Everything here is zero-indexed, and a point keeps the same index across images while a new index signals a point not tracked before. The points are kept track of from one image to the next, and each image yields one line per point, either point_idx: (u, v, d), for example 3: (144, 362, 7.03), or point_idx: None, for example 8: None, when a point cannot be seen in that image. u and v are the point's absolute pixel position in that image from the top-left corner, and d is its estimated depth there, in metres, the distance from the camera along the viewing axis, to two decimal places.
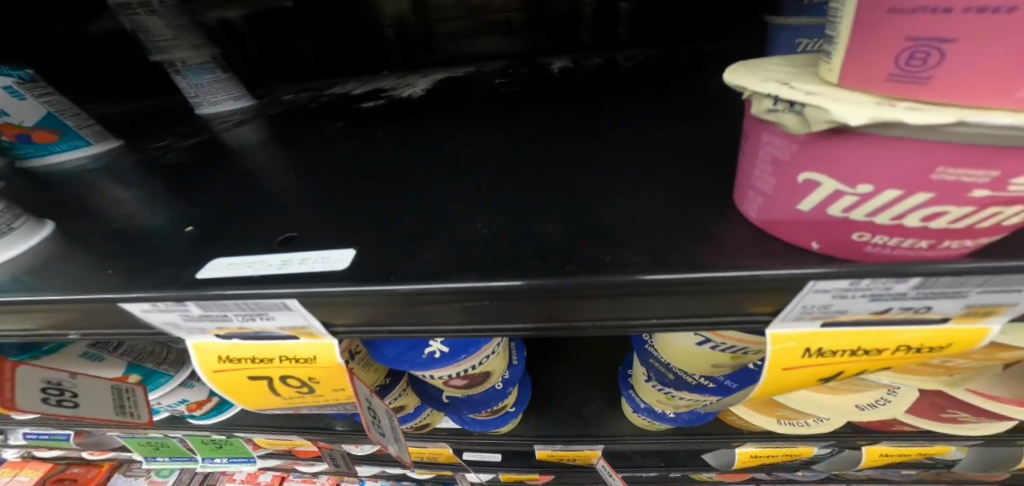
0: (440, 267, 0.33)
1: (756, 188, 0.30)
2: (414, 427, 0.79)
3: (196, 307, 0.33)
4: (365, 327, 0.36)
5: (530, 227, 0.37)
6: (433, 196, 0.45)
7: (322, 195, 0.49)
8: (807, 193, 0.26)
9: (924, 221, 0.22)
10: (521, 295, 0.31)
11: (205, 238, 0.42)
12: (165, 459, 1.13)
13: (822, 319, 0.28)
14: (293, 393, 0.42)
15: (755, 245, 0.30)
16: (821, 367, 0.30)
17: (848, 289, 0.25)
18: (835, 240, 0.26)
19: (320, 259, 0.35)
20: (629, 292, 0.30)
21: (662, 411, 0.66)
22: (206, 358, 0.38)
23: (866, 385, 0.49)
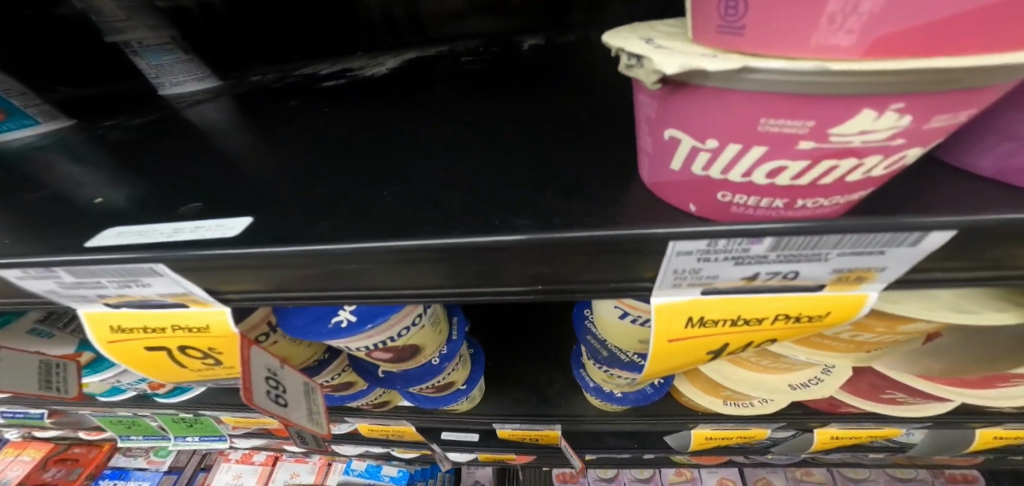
0: (332, 230, 0.31)
1: (643, 151, 0.30)
2: (371, 405, 0.80)
3: (68, 273, 0.33)
4: (263, 294, 0.36)
5: (434, 189, 0.35)
6: (350, 155, 0.43)
7: (242, 158, 0.47)
8: (673, 151, 0.25)
9: (768, 177, 0.22)
10: (409, 259, 0.31)
11: (111, 205, 0.40)
12: (140, 438, 1.15)
13: (700, 288, 0.29)
14: (197, 365, 0.42)
15: (639, 206, 0.29)
16: (707, 336, 0.31)
17: (708, 251, 0.25)
18: (703, 200, 0.26)
19: (214, 227, 0.33)
20: (516, 254, 0.29)
21: (610, 390, 0.66)
22: (100, 328, 0.39)
23: (794, 362, 0.48)
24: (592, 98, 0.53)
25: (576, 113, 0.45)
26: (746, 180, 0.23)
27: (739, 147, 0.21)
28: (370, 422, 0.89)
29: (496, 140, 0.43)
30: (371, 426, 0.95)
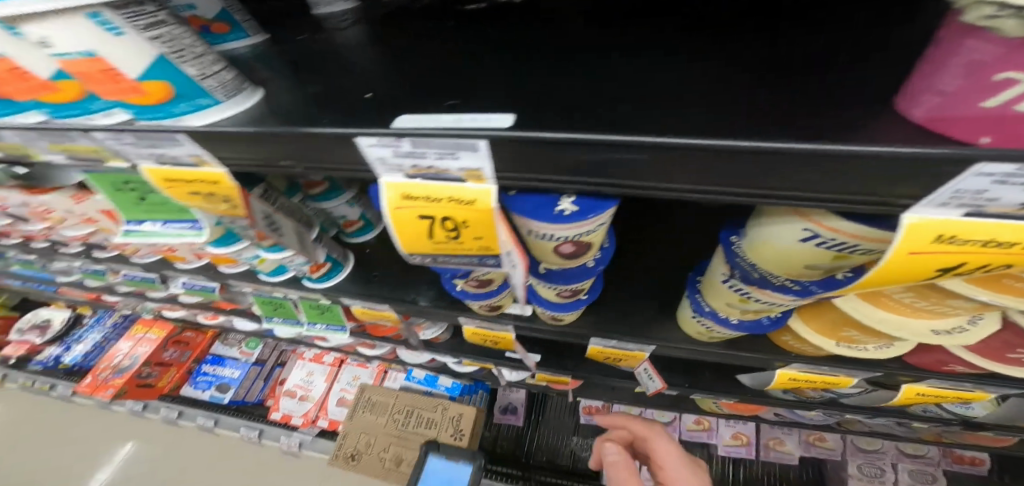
0: (590, 125, 0.39)
1: (934, 89, 0.29)
2: (487, 307, 0.90)
3: (409, 143, 0.42)
4: (514, 176, 0.44)
5: (673, 104, 0.39)
6: (567, 71, 0.47)
7: (460, 67, 0.53)
8: (1002, 93, 0.24)
9: None
10: (658, 152, 0.37)
11: (383, 103, 0.49)
12: (281, 319, 1.32)
13: (969, 209, 0.32)
14: (448, 236, 0.51)
15: (918, 143, 0.30)
16: (948, 253, 0.35)
17: (1012, 175, 0.28)
18: (1014, 134, 0.27)
19: (485, 119, 0.41)
20: (766, 159, 0.34)
21: (726, 316, 0.71)
22: (395, 194, 0.47)
23: (963, 310, 0.53)
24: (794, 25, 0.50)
25: (808, 47, 0.44)
26: None
27: None
28: (479, 325, 1.00)
29: (712, 71, 0.43)
30: (475, 330, 1.06)
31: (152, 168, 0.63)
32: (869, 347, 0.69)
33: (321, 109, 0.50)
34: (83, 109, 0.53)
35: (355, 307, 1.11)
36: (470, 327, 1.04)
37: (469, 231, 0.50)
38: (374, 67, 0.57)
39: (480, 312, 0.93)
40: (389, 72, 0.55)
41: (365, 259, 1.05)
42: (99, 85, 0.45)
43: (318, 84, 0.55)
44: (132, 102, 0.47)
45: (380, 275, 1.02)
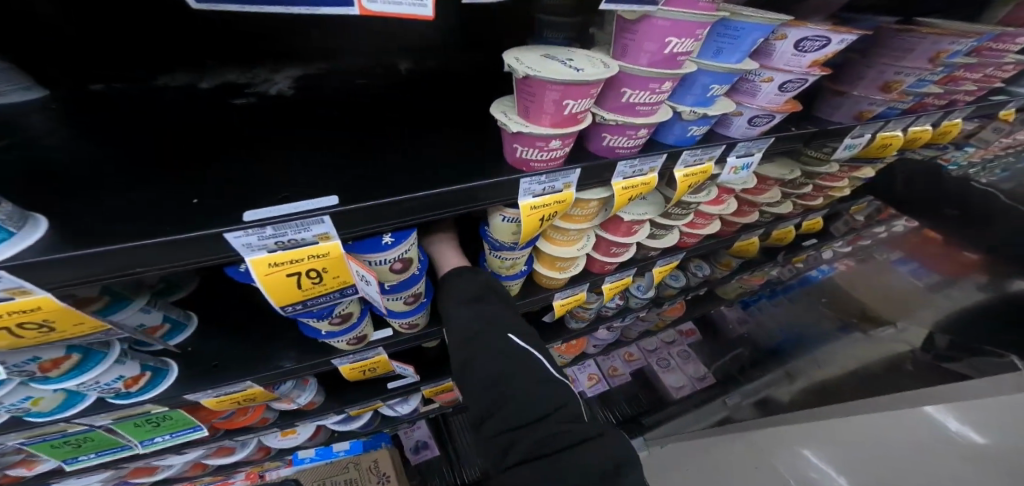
0: (416, 188, 0.53)
1: (600, 133, 0.58)
2: (350, 341, 0.79)
3: (269, 228, 0.45)
4: (365, 228, 0.51)
5: (458, 177, 0.57)
6: (359, 168, 0.56)
7: (220, 170, 0.52)
8: (616, 110, 0.54)
9: (643, 119, 0.55)
10: (464, 194, 0.55)
11: (229, 196, 0.48)
12: (91, 458, 0.85)
13: (634, 173, 0.65)
14: (308, 287, 0.52)
15: (608, 154, 0.61)
16: (638, 187, 0.66)
17: (638, 162, 0.63)
18: (615, 139, 0.58)
19: (310, 204, 0.47)
20: (525, 185, 0.59)
21: (508, 272, 0.84)
22: (260, 272, 0.47)
23: (662, 228, 0.92)
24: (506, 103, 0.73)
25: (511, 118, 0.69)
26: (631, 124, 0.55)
27: (636, 111, 0.53)
28: (351, 361, 0.84)
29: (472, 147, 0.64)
30: (351, 368, 0.86)
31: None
32: (617, 274, 1.03)
33: (145, 216, 0.44)
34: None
35: (202, 401, 0.77)
36: (343, 366, 0.85)
37: (327, 277, 0.53)
38: (185, 152, 0.54)
39: (346, 348, 0.81)
40: (211, 156, 0.54)
41: (195, 356, 0.77)
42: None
43: (138, 182, 0.49)
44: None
45: (195, 345, 0.78)
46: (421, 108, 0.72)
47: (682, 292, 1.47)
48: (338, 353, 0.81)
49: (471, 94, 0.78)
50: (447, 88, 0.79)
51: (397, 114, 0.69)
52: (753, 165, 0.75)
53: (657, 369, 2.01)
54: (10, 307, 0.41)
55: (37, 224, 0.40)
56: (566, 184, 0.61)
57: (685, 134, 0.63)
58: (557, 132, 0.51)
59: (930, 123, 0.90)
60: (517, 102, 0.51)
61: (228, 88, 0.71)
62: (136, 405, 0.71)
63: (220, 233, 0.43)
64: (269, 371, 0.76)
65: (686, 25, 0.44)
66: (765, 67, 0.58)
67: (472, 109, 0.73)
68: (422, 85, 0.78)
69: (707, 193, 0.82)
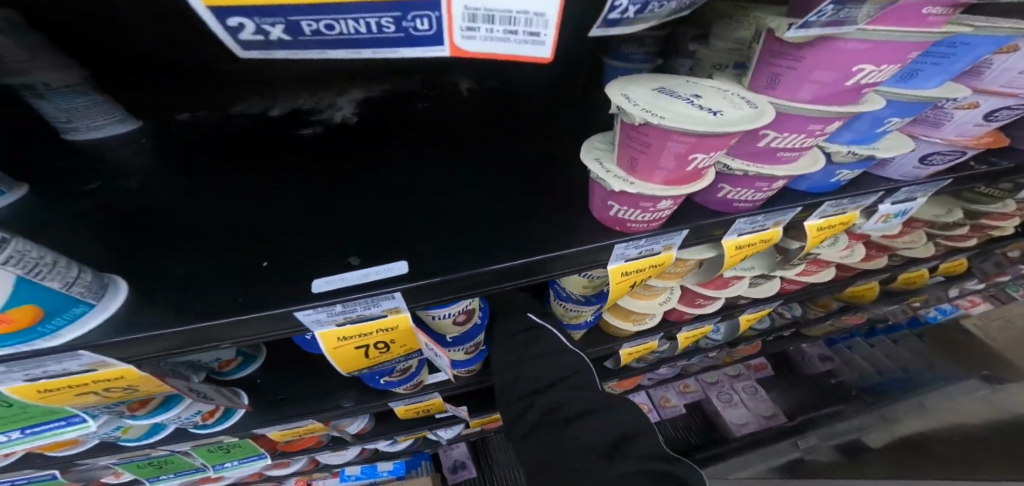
0: (494, 253, 0.45)
1: (718, 185, 0.46)
2: (408, 387, 0.75)
3: (339, 304, 0.40)
4: (438, 298, 0.44)
5: (542, 234, 0.47)
6: (430, 221, 0.49)
7: (282, 225, 0.47)
8: (747, 156, 0.41)
9: (782, 168, 0.42)
10: (550, 259, 0.46)
11: (295, 259, 0.43)
12: (172, 476, 0.82)
13: (754, 230, 0.52)
14: (375, 355, 0.48)
15: (720, 207, 0.49)
16: (755, 245, 0.54)
17: (759, 218, 0.50)
18: (736, 192, 0.46)
19: (377, 273, 0.41)
20: (621, 246, 0.48)
21: (578, 323, 0.72)
22: (328, 343, 0.43)
23: (763, 278, 0.77)
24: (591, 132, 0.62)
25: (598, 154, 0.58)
26: (765, 174, 0.43)
27: (774, 158, 0.41)
28: (403, 403, 0.79)
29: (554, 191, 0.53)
30: (404, 408, 0.81)
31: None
32: (699, 323, 0.88)
33: (212, 286, 0.40)
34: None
35: (269, 433, 0.77)
36: (397, 406, 0.79)
37: (393, 345, 0.48)
38: (256, 201, 0.50)
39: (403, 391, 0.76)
40: (277, 206, 0.50)
41: (261, 389, 0.76)
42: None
43: (211, 238, 0.45)
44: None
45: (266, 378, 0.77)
46: (493, 139, 0.63)
47: (767, 334, 1.26)
48: (395, 396, 0.77)
49: (551, 119, 0.68)
50: (520, 112, 0.70)
51: (468, 148, 0.61)
52: (907, 212, 0.59)
53: (717, 403, 1.79)
54: (100, 377, 0.39)
55: (117, 290, 0.38)
56: (667, 245, 0.50)
57: (828, 179, 0.49)
58: (667, 192, 0.40)
59: None
60: (619, 147, 0.41)
61: (295, 116, 0.66)
62: (213, 435, 0.72)
63: (289, 311, 0.38)
64: (330, 411, 0.74)
65: (885, 50, 0.32)
66: (974, 90, 0.43)
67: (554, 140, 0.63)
68: (489, 109, 0.71)
69: (837, 242, 0.66)
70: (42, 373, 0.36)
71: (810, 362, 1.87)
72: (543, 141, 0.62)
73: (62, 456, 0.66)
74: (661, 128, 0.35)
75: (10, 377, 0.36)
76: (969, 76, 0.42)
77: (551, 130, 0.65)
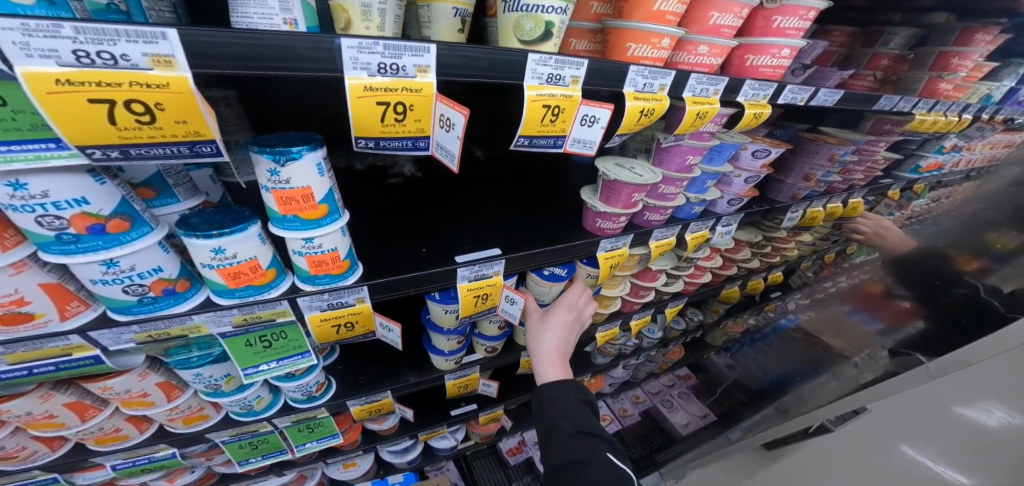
0: (540, 243, 0.86)
1: (644, 211, 0.95)
2: (455, 362, 1.02)
3: (476, 266, 0.76)
4: (513, 269, 0.83)
5: (561, 237, 0.90)
6: (499, 230, 0.88)
7: (419, 233, 0.82)
8: (655, 197, 0.91)
9: (669, 201, 0.92)
10: (567, 249, 0.88)
11: (440, 249, 0.79)
12: (259, 459, 0.94)
13: (664, 236, 1.01)
14: (481, 304, 0.82)
15: (646, 222, 0.97)
16: (668, 244, 1.02)
17: (666, 229, 0.99)
18: (650, 213, 0.95)
19: (487, 252, 0.79)
20: (606, 240, 0.92)
21: None
22: (463, 291, 0.77)
23: (675, 276, 1.26)
24: (567, 185, 1.09)
25: (574, 197, 1.05)
26: (661, 204, 0.92)
27: (665, 197, 0.91)
28: (453, 378, 1.05)
29: (559, 215, 0.97)
30: (451, 385, 1.07)
31: (236, 335, 0.60)
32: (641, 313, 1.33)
33: (403, 260, 0.73)
34: (263, 290, 0.56)
35: (352, 409, 0.95)
36: (448, 382, 1.05)
37: (490, 298, 0.83)
38: (392, 225, 0.84)
39: (450, 368, 1.02)
40: (407, 225, 0.84)
41: (345, 373, 0.96)
42: (323, 264, 0.59)
43: (377, 243, 0.77)
44: (337, 271, 0.61)
45: (344, 364, 0.98)
46: (513, 186, 1.05)
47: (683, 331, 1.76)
48: (443, 371, 1.02)
49: (545, 177, 1.11)
50: (527, 170, 1.12)
51: (503, 193, 1.02)
52: (732, 231, 1.13)
53: (662, 409, 2.21)
54: (351, 311, 0.66)
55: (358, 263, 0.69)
56: (623, 243, 0.95)
57: (690, 211, 1.01)
58: (625, 211, 0.87)
59: (839, 201, 1.34)
60: (601, 196, 0.88)
61: (380, 171, 1.00)
62: (312, 409, 0.89)
63: (453, 268, 0.74)
64: (399, 383, 0.96)
65: (699, 148, 0.84)
66: (737, 167, 0.99)
67: (548, 189, 1.06)
68: (501, 166, 1.12)
69: (705, 249, 1.19)
70: (334, 303, 0.63)
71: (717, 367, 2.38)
72: (546, 188, 1.07)
73: (191, 431, 0.79)
74: (619, 182, 0.82)
75: (314, 306, 0.62)
76: (736, 159, 0.99)
77: (543, 181, 1.10)
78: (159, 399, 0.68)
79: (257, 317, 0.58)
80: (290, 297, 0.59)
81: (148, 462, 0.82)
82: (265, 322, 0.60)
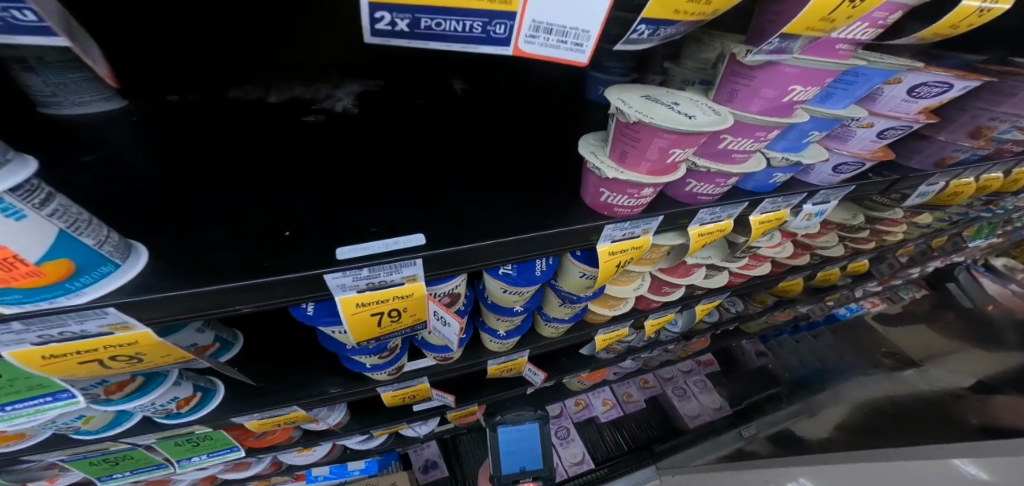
0: (498, 226, 0.51)
1: (685, 181, 0.56)
2: (389, 372, 0.75)
3: (365, 270, 0.44)
4: (441, 273, 0.49)
5: (538, 215, 0.54)
6: (433, 201, 0.54)
7: (303, 201, 0.51)
8: (713, 159, 0.52)
9: (731, 167, 0.53)
10: (543, 238, 0.52)
11: (317, 234, 0.46)
12: (125, 475, 0.76)
13: (708, 223, 0.63)
14: (388, 323, 0.50)
15: (685, 198, 0.59)
16: (710, 236, 0.64)
17: (715, 210, 0.61)
18: (695, 185, 0.56)
19: (394, 242, 0.46)
20: (609, 223, 0.55)
21: (564, 316, 0.79)
22: (348, 310, 0.45)
23: (716, 270, 0.90)
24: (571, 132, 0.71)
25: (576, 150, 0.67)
26: (716, 171, 0.53)
27: (727, 159, 0.53)
28: (390, 389, 0.79)
29: (546, 180, 0.61)
30: (389, 395, 0.81)
31: None
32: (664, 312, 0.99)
33: (244, 252, 0.43)
34: None
35: (247, 422, 0.72)
36: (383, 393, 0.80)
37: (405, 315, 0.51)
38: (266, 184, 0.52)
39: (383, 379, 0.76)
40: (293, 186, 0.53)
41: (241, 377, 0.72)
42: None
43: (220, 219, 0.46)
44: (23, 286, 0.29)
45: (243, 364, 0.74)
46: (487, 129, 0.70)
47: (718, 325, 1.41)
48: (379, 383, 0.76)
49: (547, 123, 0.73)
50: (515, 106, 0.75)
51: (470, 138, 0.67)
52: (823, 212, 0.74)
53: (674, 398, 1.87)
54: (112, 343, 0.38)
55: (137, 255, 0.39)
56: (645, 230, 0.59)
57: (768, 181, 0.62)
58: (651, 180, 0.49)
59: (1000, 172, 0.87)
60: (613, 152, 0.50)
61: (297, 104, 0.69)
62: (185, 425, 0.66)
63: (318, 274, 0.42)
64: (314, 396, 0.71)
65: (814, 71, 0.44)
66: (869, 112, 0.59)
67: (547, 143, 0.69)
68: (485, 109, 0.75)
69: (773, 238, 0.81)
70: (58, 335, 0.35)
71: (750, 357, 2.04)
72: (537, 134, 0.70)
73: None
74: (652, 129, 0.44)
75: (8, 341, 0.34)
76: (867, 101, 0.59)
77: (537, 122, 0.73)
78: None
79: None
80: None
81: None
82: None
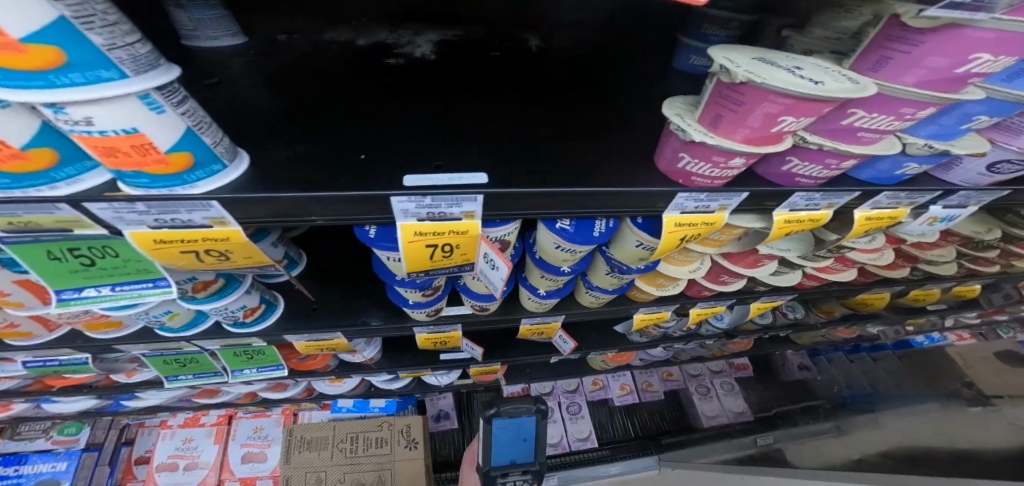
0: (565, 175, 0.50)
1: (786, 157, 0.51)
2: (429, 313, 0.77)
3: (429, 198, 0.44)
4: (497, 213, 0.49)
5: (612, 172, 0.52)
6: (502, 145, 0.53)
7: (383, 131, 0.52)
8: (832, 135, 0.47)
9: (847, 148, 0.48)
10: (608, 192, 0.49)
11: (390, 159, 0.47)
12: (189, 379, 0.85)
13: (796, 209, 0.58)
14: (440, 257, 0.52)
15: (783, 177, 0.54)
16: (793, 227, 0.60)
17: (810, 195, 0.56)
18: (799, 164, 0.52)
19: (459, 178, 0.46)
20: (683, 191, 0.51)
21: (611, 287, 0.77)
22: (406, 237, 0.47)
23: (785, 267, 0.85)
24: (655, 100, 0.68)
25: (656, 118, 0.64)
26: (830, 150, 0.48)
27: (849, 137, 0.47)
28: (427, 331, 0.82)
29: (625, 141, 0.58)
30: (427, 336, 0.84)
31: (24, 242, 0.40)
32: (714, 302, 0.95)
33: (325, 169, 0.44)
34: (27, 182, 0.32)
35: (296, 342, 0.78)
36: (419, 334, 0.83)
37: (457, 252, 0.52)
38: (347, 110, 0.53)
39: (422, 319, 0.78)
40: (374, 116, 0.54)
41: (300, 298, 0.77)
42: (121, 155, 0.30)
43: (305, 136, 0.49)
44: (153, 171, 0.33)
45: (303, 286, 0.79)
46: (564, 85, 0.67)
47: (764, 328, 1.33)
48: (415, 321, 0.78)
49: (631, 88, 0.69)
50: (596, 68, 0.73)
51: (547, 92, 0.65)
52: (956, 218, 0.73)
53: (694, 395, 1.82)
54: (210, 236, 0.41)
55: (242, 158, 0.42)
56: (723, 205, 0.55)
57: (895, 172, 0.57)
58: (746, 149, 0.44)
59: None
60: (708, 116, 0.45)
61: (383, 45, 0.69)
62: (246, 336, 0.71)
63: (385, 195, 0.43)
64: (356, 326, 0.74)
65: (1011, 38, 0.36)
66: None
67: (628, 106, 0.65)
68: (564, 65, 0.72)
69: (876, 240, 0.77)
70: (166, 221, 0.38)
71: (787, 368, 1.95)
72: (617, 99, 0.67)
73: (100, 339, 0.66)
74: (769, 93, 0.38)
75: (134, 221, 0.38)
76: None
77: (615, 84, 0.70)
78: (28, 300, 0.53)
79: (33, 222, 0.36)
80: (74, 202, 0.35)
81: (58, 365, 0.74)
82: (57, 231, 0.39)
